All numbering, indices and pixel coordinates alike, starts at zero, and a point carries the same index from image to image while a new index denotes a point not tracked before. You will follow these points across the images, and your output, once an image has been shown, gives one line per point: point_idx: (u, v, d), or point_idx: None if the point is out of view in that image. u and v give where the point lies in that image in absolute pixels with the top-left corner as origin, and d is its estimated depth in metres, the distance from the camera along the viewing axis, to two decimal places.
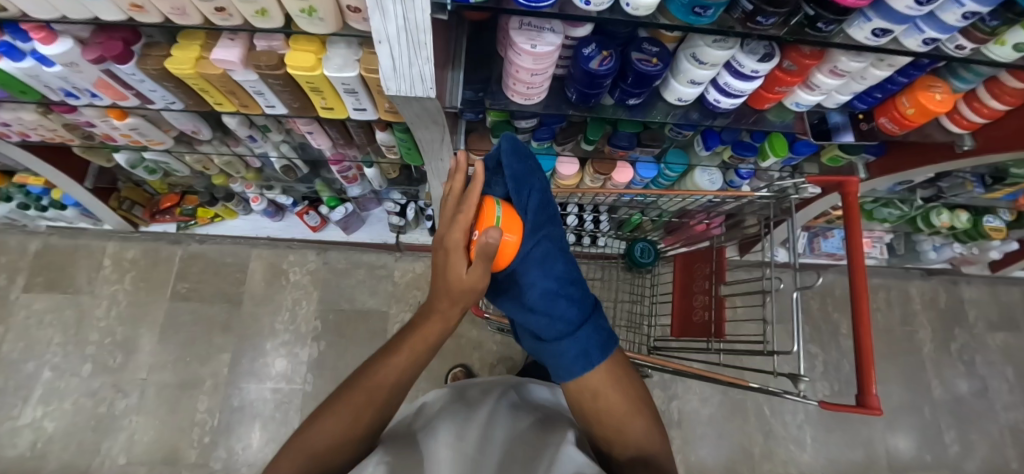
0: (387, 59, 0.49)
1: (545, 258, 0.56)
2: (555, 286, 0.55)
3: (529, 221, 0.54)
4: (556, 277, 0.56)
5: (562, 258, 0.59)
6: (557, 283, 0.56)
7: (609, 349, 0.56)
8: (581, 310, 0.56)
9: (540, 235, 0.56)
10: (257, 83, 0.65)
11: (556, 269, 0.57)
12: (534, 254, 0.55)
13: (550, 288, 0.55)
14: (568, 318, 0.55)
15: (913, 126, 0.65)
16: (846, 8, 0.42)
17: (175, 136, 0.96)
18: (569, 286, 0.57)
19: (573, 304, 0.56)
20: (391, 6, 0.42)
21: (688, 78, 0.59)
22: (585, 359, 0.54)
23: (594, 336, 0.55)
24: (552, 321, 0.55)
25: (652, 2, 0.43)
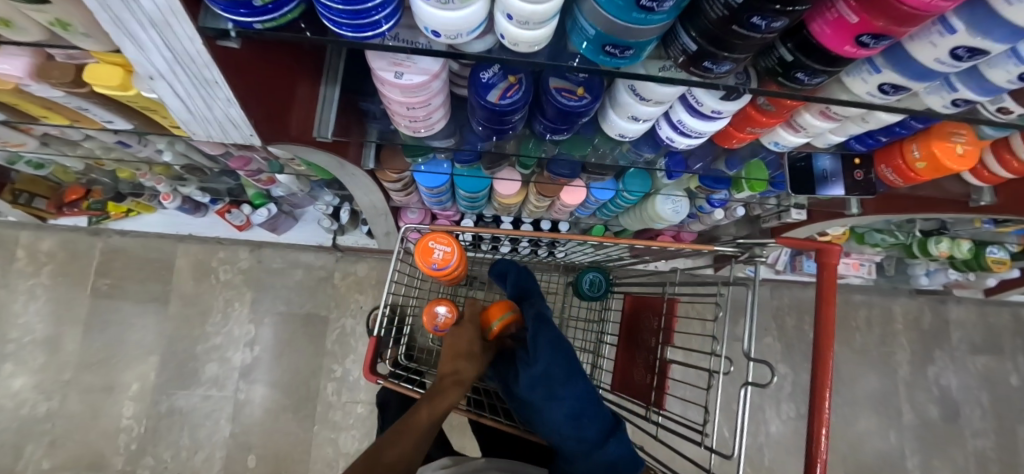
0: (172, 98, 0.35)
1: (566, 381, 0.52)
2: (577, 409, 0.51)
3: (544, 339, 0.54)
4: (579, 397, 0.52)
5: (584, 380, 0.53)
6: (578, 404, 0.51)
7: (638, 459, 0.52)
8: (604, 426, 0.52)
9: (556, 356, 0.53)
10: (69, 99, 0.49)
11: (578, 391, 0.52)
12: (553, 380, 0.52)
13: (570, 412, 0.51)
14: (589, 437, 0.51)
15: (920, 179, 0.51)
16: (837, 58, 0.28)
17: (39, 135, 0.79)
18: (590, 403, 0.52)
19: (589, 423, 0.51)
20: (143, 33, 0.28)
21: (629, 113, 0.43)
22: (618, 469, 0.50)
23: (623, 445, 0.51)
24: (575, 441, 0.51)
25: (539, 35, 0.27)
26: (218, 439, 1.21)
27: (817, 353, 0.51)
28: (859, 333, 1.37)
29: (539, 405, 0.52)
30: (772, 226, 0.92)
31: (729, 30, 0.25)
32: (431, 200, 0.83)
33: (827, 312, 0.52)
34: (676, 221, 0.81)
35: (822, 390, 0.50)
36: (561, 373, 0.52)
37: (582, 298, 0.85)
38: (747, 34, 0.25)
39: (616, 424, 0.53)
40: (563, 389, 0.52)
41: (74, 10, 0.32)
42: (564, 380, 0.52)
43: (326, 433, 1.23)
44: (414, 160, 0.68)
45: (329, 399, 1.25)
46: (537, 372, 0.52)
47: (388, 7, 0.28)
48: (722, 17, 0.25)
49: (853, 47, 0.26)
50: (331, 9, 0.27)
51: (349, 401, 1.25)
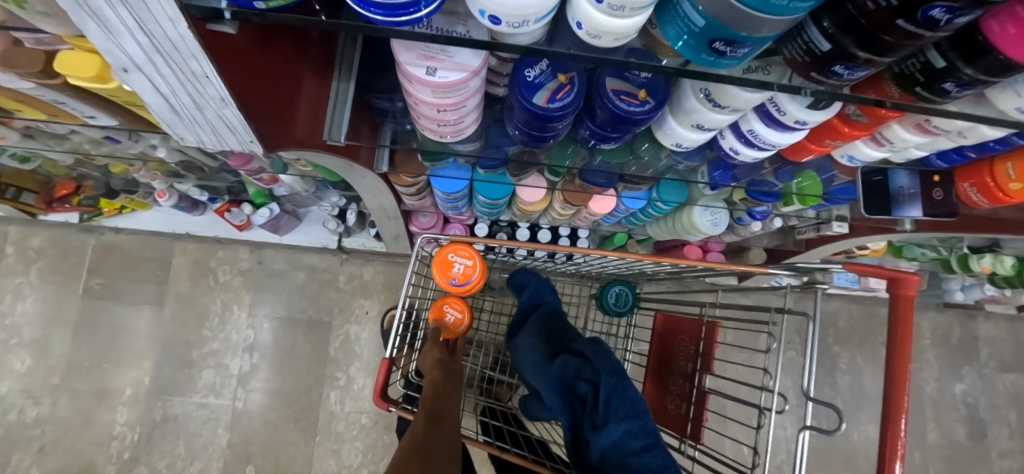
0: (158, 96, 0.29)
1: (643, 449, 0.49)
2: None
3: (610, 405, 0.52)
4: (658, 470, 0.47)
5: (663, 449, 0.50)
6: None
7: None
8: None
9: (621, 421, 0.50)
10: (41, 91, 0.42)
11: (654, 461, 0.48)
12: (627, 448, 0.49)
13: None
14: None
15: (1011, 202, 0.45)
16: (1007, 65, 0.21)
17: (21, 127, 0.73)
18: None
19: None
20: (112, 12, 0.22)
21: (692, 121, 0.37)
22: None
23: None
24: None
25: (629, 26, 0.21)
26: (215, 449, 1.16)
27: (888, 401, 0.45)
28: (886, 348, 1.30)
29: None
30: (809, 238, 0.86)
31: (890, 23, 0.19)
32: (447, 204, 0.77)
33: (901, 360, 0.45)
34: (712, 233, 0.75)
35: (893, 445, 0.44)
36: (636, 444, 0.49)
37: (607, 313, 0.80)
38: (915, 33, 0.19)
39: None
40: (640, 459, 0.48)
41: None
42: (641, 448, 0.49)
43: (329, 444, 1.18)
44: (430, 165, 0.61)
45: (332, 409, 1.19)
46: (610, 438, 0.50)
47: None
48: (884, 7, 0.19)
49: None
50: None
51: (353, 410, 1.20)
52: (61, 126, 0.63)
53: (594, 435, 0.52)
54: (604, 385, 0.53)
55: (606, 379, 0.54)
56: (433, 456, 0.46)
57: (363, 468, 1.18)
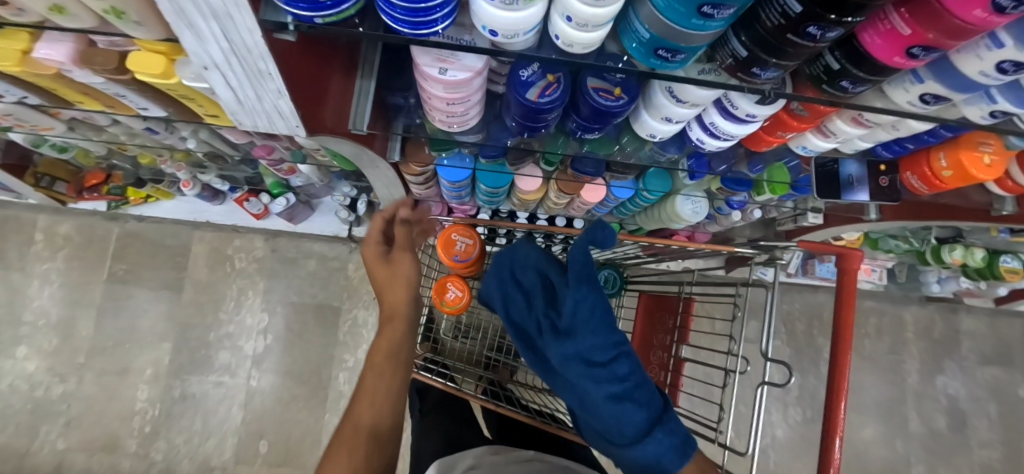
0: (225, 89, 0.36)
1: (607, 359, 0.54)
2: (620, 390, 0.53)
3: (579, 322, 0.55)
4: (622, 377, 0.54)
5: (627, 357, 0.56)
6: (623, 385, 0.53)
7: (687, 453, 0.50)
8: (650, 414, 0.52)
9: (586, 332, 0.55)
10: (108, 85, 0.50)
11: (619, 369, 0.54)
12: (591, 357, 0.55)
13: (614, 392, 0.53)
14: (635, 424, 0.51)
15: (945, 188, 0.51)
16: (882, 68, 0.28)
17: (66, 119, 0.80)
18: (635, 386, 0.54)
19: (635, 407, 0.52)
20: (204, 23, 0.29)
21: (662, 115, 0.44)
22: (658, 466, 0.49)
23: (667, 440, 0.50)
24: (619, 424, 0.52)
25: (593, 38, 0.28)
26: (230, 425, 1.23)
27: (833, 359, 0.53)
28: (867, 338, 1.37)
29: (575, 380, 0.56)
30: (788, 229, 0.92)
31: (784, 38, 0.26)
32: (451, 193, 0.84)
33: (846, 321, 0.53)
34: (694, 221, 0.81)
35: (838, 394, 0.51)
36: (600, 352, 0.54)
37: None
38: (801, 43, 0.26)
39: (665, 412, 0.54)
40: (605, 370, 0.54)
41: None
42: (604, 358, 0.54)
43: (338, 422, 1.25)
44: (437, 155, 0.68)
45: (341, 389, 1.26)
46: (578, 346, 0.55)
47: (448, 8, 0.28)
48: (778, 26, 0.26)
49: (899, 60, 0.27)
50: (392, 6, 0.28)
51: None
52: (107, 117, 0.71)
53: (557, 343, 0.56)
54: (572, 290, 0.56)
55: (575, 286, 0.56)
56: (375, 398, 0.47)
57: None
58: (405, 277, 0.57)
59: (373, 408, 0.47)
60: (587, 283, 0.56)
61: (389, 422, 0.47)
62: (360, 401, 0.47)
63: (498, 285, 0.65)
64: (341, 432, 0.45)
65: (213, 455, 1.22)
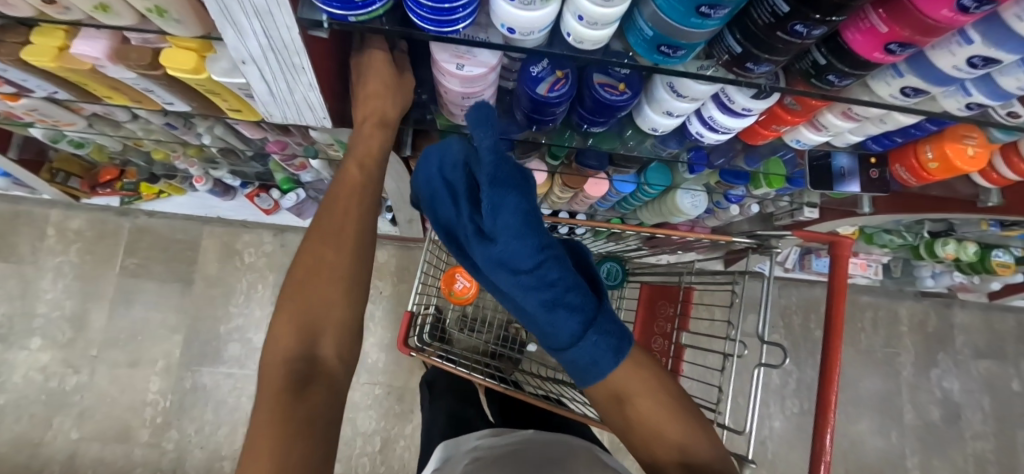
0: (259, 82, 0.39)
1: (536, 264, 0.39)
2: (551, 295, 0.40)
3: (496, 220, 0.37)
4: (551, 283, 0.40)
5: (558, 260, 0.41)
6: (552, 292, 0.40)
7: (623, 353, 0.43)
8: (585, 317, 0.41)
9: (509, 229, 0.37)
10: (138, 80, 0.52)
11: (548, 274, 0.40)
12: (515, 265, 0.39)
13: (544, 300, 0.40)
14: (567, 333, 0.41)
15: (932, 179, 0.54)
16: (864, 63, 0.31)
17: (87, 115, 0.83)
18: (568, 290, 0.40)
19: (572, 314, 0.40)
20: (245, 20, 0.32)
21: (664, 109, 0.47)
22: (594, 371, 0.42)
23: (603, 343, 0.42)
24: (553, 332, 0.42)
25: (602, 35, 0.31)
26: (240, 416, 1.27)
27: (826, 343, 0.56)
28: (862, 332, 1.40)
29: (506, 286, 0.42)
30: (784, 223, 0.95)
31: (773, 35, 0.29)
32: None
33: (838, 307, 0.56)
34: (693, 215, 0.84)
35: (830, 376, 0.54)
36: (528, 251, 0.38)
37: None
38: (789, 39, 0.29)
39: (600, 308, 0.43)
40: (530, 278, 0.39)
41: None
42: (531, 263, 0.39)
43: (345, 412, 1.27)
44: None
45: None
46: (502, 252, 0.39)
47: (469, 7, 0.31)
48: (770, 24, 0.28)
49: (879, 54, 0.30)
50: (419, 5, 0.31)
51: (367, 383, 1.29)
52: (129, 113, 0.74)
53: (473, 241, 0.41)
54: (485, 196, 0.36)
55: (487, 192, 0.36)
56: (322, 279, 0.43)
57: (376, 436, 1.27)
58: (384, 115, 0.48)
59: (321, 290, 0.43)
60: (508, 185, 0.36)
61: (341, 302, 0.43)
62: (299, 283, 0.43)
63: (424, 182, 0.47)
64: (285, 306, 0.42)
65: (224, 444, 1.25)
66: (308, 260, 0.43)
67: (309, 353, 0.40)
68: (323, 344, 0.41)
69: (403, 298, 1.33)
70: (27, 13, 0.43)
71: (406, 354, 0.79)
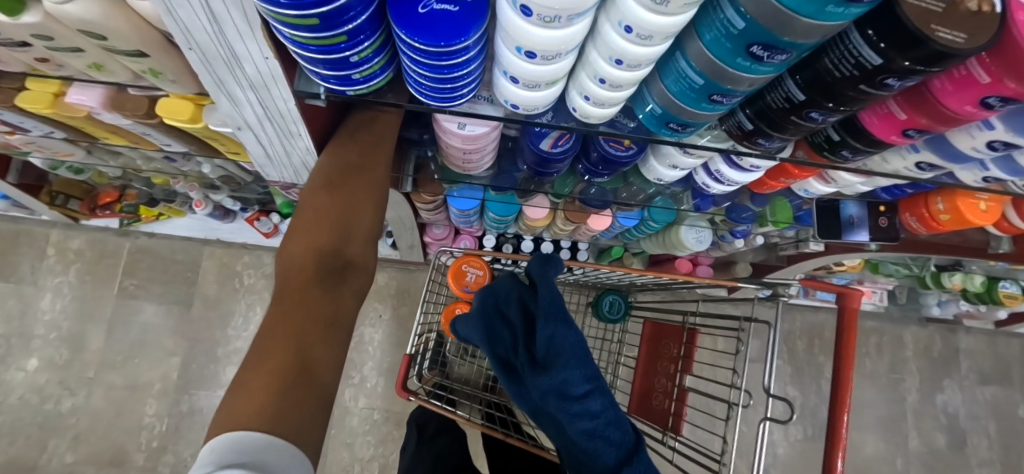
0: (257, 145, 0.38)
1: (583, 396, 0.53)
2: (595, 427, 0.52)
3: (561, 356, 0.54)
4: (595, 414, 0.53)
5: (601, 394, 0.54)
6: (595, 422, 0.52)
7: None
8: (620, 453, 0.52)
9: (569, 366, 0.53)
10: (135, 126, 0.52)
11: (593, 405, 0.53)
12: (567, 392, 0.53)
13: (586, 428, 0.52)
14: (606, 462, 0.51)
15: (942, 229, 0.53)
16: (880, 142, 0.30)
17: (86, 145, 0.82)
18: (607, 425, 0.53)
19: (610, 446, 0.52)
20: (241, 91, 0.31)
21: (670, 162, 0.46)
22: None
23: None
24: (590, 461, 0.52)
25: (607, 113, 0.30)
26: None
27: (833, 401, 0.54)
28: (867, 358, 1.39)
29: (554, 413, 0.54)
30: (788, 255, 0.94)
31: (786, 118, 0.28)
32: (459, 219, 0.86)
33: (846, 365, 0.54)
34: (697, 249, 0.83)
35: (837, 437, 0.52)
36: (579, 383, 0.53)
37: (602, 319, 0.88)
38: (803, 123, 0.28)
39: (636, 451, 0.52)
40: (577, 405, 0.53)
41: (170, 60, 0.35)
42: (580, 395, 0.53)
43: (343, 437, 1.25)
44: (448, 187, 0.70)
45: (346, 404, 1.27)
46: (553, 380, 0.54)
47: (471, 84, 0.31)
48: (784, 108, 0.27)
49: (896, 137, 0.29)
50: (420, 82, 0.30)
51: (366, 407, 1.27)
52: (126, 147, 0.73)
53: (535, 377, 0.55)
54: (546, 328, 0.54)
55: (545, 324, 0.54)
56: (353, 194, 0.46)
57: (374, 462, 1.25)
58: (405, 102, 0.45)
59: (356, 197, 0.46)
60: (559, 320, 0.55)
61: (369, 213, 0.47)
62: (331, 183, 0.45)
63: (482, 316, 0.64)
64: (319, 195, 0.45)
65: None
66: (344, 164, 0.45)
67: (337, 252, 0.44)
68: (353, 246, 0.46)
69: (404, 321, 1.32)
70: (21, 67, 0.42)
71: (404, 397, 0.76)
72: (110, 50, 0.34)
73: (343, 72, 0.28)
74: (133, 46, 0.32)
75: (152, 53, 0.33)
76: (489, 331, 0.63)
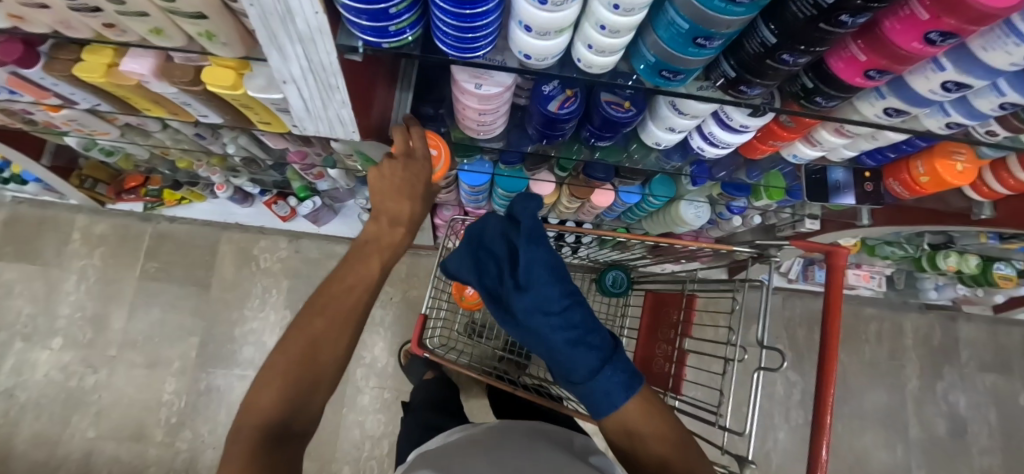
0: (298, 100, 0.43)
1: (563, 308, 0.57)
2: (576, 336, 0.55)
3: (536, 275, 0.58)
4: (574, 324, 0.56)
5: (580, 306, 0.58)
6: (575, 331, 0.56)
7: (635, 389, 0.53)
8: (602, 355, 0.55)
9: (547, 283, 0.58)
10: (180, 95, 0.57)
11: (573, 316, 0.57)
12: (547, 307, 0.57)
13: (569, 337, 0.55)
14: (588, 366, 0.54)
15: (925, 192, 0.56)
16: (848, 86, 0.34)
17: (121, 125, 0.87)
18: (587, 332, 0.56)
19: (592, 350, 0.55)
20: (290, 46, 0.35)
21: (667, 125, 0.50)
22: (610, 399, 0.52)
23: (616, 377, 0.53)
24: (575, 366, 0.55)
25: (608, 62, 0.35)
26: None
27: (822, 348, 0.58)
28: (868, 345, 1.41)
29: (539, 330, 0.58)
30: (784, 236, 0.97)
31: (764, 63, 0.32)
32: (469, 197, 0.90)
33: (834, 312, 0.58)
34: (697, 225, 0.86)
35: (827, 385, 0.56)
36: (556, 298, 0.58)
37: (606, 294, 0.92)
38: (778, 67, 0.32)
39: (616, 352, 0.56)
40: (559, 317, 0.56)
41: (223, 22, 0.39)
42: (559, 308, 0.57)
43: (354, 416, 1.29)
44: (460, 160, 0.75)
45: (358, 384, 1.31)
46: (535, 298, 0.58)
47: (489, 37, 0.35)
48: (760, 53, 0.32)
49: (861, 80, 0.33)
50: (446, 33, 0.34)
51: (377, 386, 1.31)
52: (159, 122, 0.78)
53: (518, 296, 0.59)
54: (525, 250, 0.59)
55: (525, 247, 0.59)
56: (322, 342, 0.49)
57: (384, 440, 1.29)
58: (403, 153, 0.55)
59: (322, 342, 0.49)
60: (537, 242, 0.60)
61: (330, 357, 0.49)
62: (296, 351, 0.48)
63: (474, 256, 0.69)
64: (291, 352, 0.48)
65: None
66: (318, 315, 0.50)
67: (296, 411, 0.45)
68: (316, 401, 0.47)
69: (413, 304, 1.37)
70: (85, 35, 0.47)
71: (420, 353, 0.82)
72: (173, 13, 0.38)
73: (382, 23, 0.32)
74: (196, 8, 0.36)
75: (210, 15, 0.38)
76: (478, 264, 0.68)
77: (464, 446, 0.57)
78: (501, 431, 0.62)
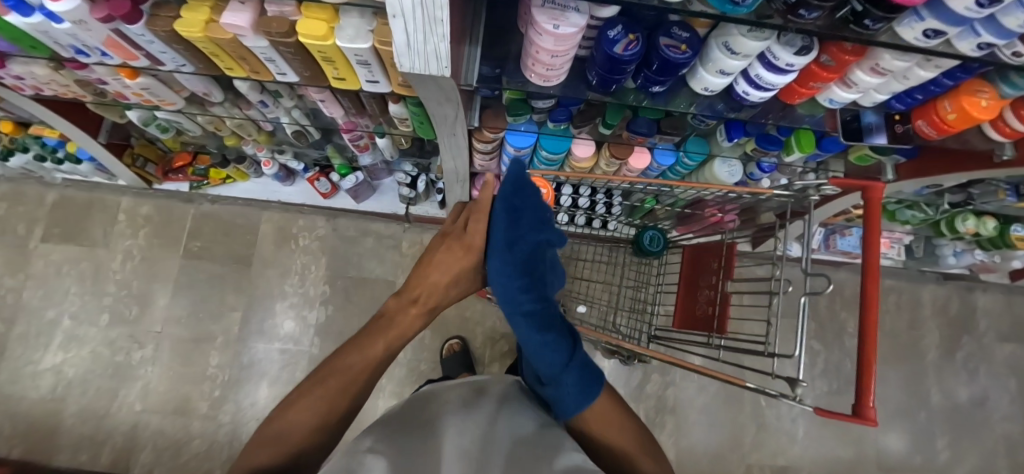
0: (401, 36, 0.48)
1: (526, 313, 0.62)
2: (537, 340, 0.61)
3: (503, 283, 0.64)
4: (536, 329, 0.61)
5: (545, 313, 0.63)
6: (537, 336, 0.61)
7: (590, 394, 0.59)
8: (561, 360, 0.60)
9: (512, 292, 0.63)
10: (268, 49, 0.63)
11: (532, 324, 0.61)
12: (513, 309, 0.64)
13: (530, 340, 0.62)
14: (551, 365, 0.60)
15: (952, 131, 0.62)
16: (896, 7, 0.39)
17: (186, 96, 0.92)
18: (544, 341, 0.61)
19: (552, 352, 0.60)
20: None
21: (717, 68, 0.56)
22: (568, 403, 0.59)
23: (573, 381, 0.59)
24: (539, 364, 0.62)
25: None
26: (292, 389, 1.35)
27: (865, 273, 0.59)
28: (888, 316, 1.45)
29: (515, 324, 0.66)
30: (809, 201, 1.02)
31: None
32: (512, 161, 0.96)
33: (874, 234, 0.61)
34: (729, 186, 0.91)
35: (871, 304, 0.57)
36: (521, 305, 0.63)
37: (643, 253, 0.97)
38: None
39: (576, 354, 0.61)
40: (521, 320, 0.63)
41: None
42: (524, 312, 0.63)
43: (392, 386, 1.34)
44: (511, 120, 0.81)
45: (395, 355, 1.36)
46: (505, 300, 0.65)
47: None
48: None
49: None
50: None
51: (414, 359, 1.36)
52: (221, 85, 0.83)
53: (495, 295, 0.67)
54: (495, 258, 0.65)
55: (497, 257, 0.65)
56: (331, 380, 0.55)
57: None
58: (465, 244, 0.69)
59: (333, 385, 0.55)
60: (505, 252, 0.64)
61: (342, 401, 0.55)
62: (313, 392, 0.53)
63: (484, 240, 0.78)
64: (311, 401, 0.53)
65: None
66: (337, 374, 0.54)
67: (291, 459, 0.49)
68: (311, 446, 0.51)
69: None
70: None
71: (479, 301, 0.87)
72: None
73: None
74: None
75: None
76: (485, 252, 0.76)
77: (443, 406, 0.59)
78: (476, 393, 0.64)
